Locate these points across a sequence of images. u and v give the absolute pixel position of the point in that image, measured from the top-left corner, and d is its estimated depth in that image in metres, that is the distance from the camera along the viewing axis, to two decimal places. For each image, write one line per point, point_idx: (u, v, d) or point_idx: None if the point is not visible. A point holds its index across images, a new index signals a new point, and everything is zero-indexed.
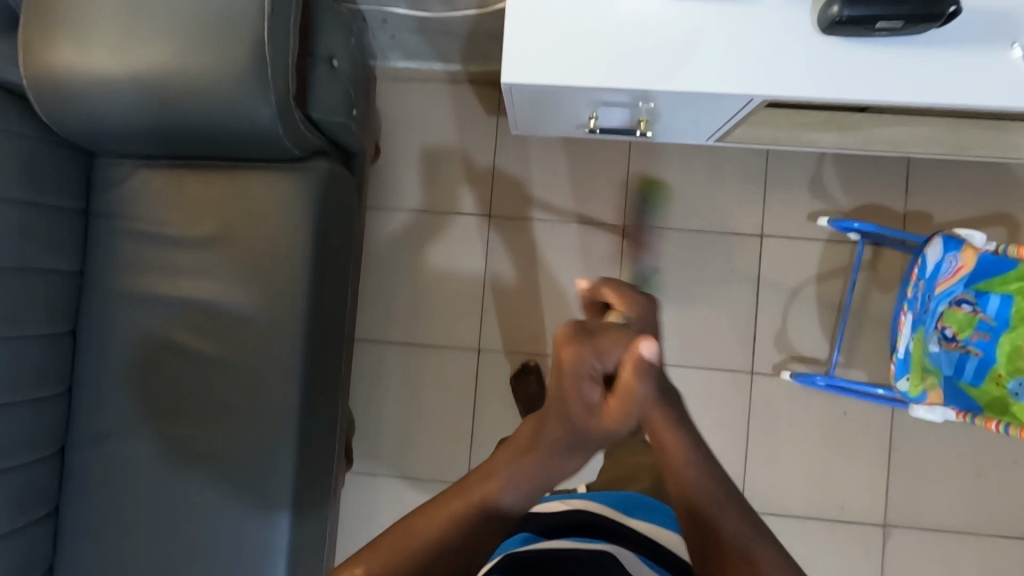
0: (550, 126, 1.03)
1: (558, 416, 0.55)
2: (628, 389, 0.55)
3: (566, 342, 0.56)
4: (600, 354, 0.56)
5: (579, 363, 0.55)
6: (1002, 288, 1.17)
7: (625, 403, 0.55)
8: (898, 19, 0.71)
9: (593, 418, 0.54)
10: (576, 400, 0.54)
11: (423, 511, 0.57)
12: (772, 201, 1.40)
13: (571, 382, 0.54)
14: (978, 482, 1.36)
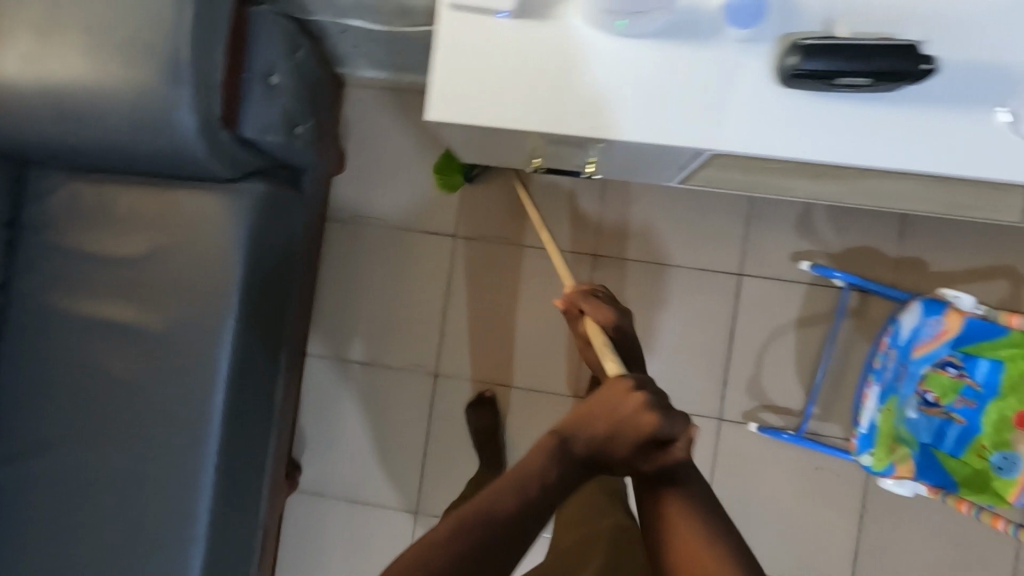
0: (500, 160, 0.97)
1: (608, 450, 0.63)
2: (678, 453, 0.64)
3: (649, 406, 0.61)
4: (674, 424, 0.62)
5: (657, 428, 0.61)
6: (991, 352, 1.07)
7: (667, 461, 0.65)
8: (864, 76, 0.62)
9: (639, 463, 0.64)
10: (631, 449, 0.62)
11: (479, 509, 0.60)
12: (754, 238, 1.31)
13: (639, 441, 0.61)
14: (959, 556, 1.26)
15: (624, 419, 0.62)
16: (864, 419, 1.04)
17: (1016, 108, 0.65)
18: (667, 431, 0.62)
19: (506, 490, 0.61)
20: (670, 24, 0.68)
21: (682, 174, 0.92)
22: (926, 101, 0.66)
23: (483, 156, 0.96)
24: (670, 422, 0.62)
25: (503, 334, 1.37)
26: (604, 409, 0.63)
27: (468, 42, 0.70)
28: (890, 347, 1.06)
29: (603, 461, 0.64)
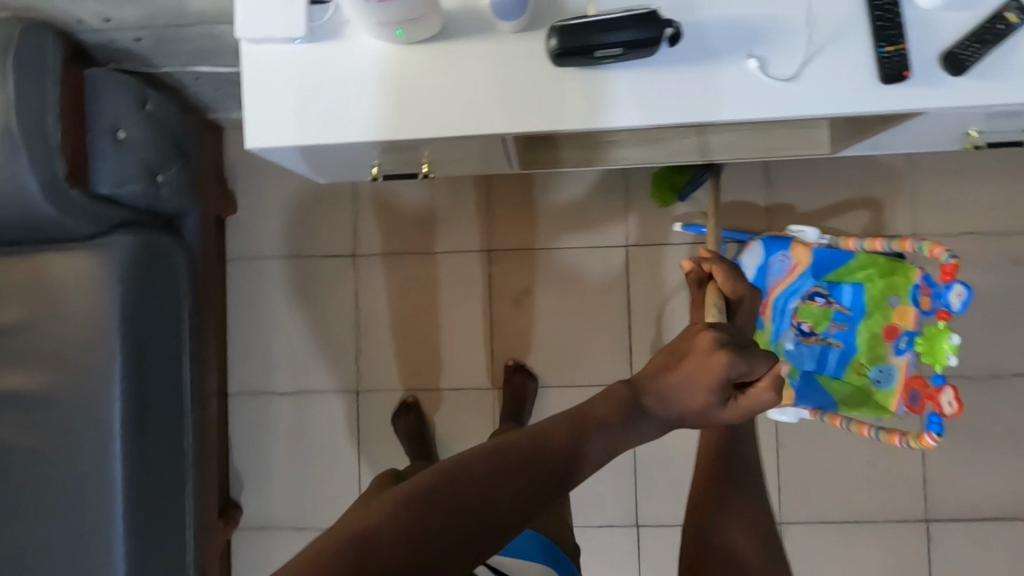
0: (349, 176, 1.01)
1: (686, 398, 0.61)
2: (760, 393, 0.61)
3: (721, 345, 0.61)
4: (751, 363, 0.61)
5: (733, 364, 0.60)
6: (850, 275, 1.13)
7: (753, 408, 0.61)
8: (616, 46, 0.69)
9: (719, 405, 0.61)
10: (711, 392, 0.60)
11: (530, 440, 0.56)
12: (633, 209, 1.37)
13: (718, 380, 0.60)
14: (871, 472, 1.33)
15: (697, 361, 0.61)
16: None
17: (761, 55, 0.73)
18: (743, 370, 0.60)
19: (560, 428, 0.58)
20: (447, 26, 0.75)
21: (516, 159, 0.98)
22: (684, 59, 0.74)
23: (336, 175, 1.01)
24: (746, 360, 0.60)
25: (415, 341, 1.40)
26: (677, 356, 0.63)
27: (271, 73, 0.76)
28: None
29: (682, 412, 0.61)
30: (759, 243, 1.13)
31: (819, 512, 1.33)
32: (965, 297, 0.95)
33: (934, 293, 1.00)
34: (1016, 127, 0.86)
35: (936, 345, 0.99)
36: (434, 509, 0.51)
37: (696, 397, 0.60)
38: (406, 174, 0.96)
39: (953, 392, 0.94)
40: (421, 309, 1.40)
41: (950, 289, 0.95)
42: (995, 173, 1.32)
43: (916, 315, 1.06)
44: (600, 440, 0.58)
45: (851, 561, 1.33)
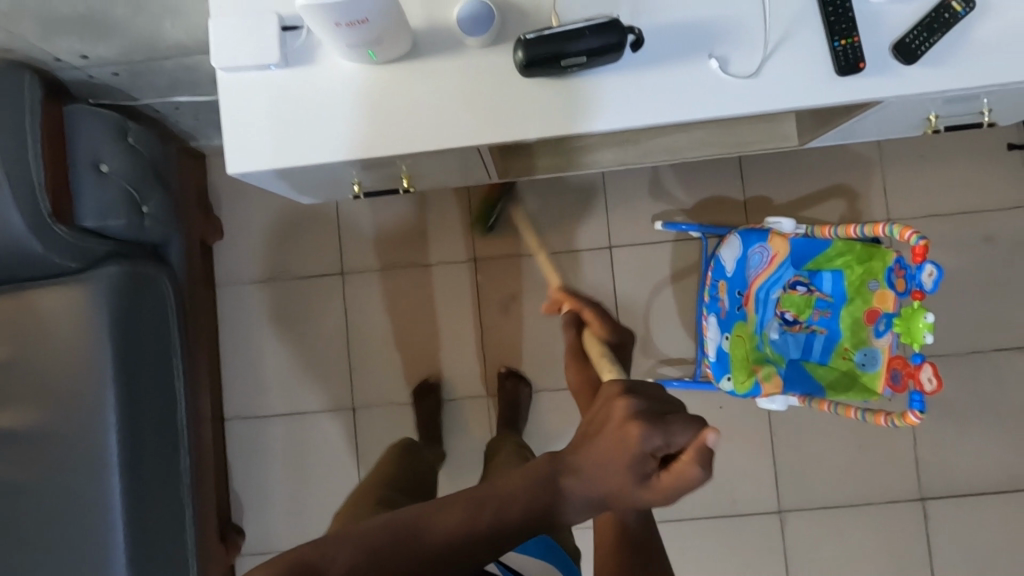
0: (331, 194, 1.03)
1: (602, 476, 0.57)
2: (682, 470, 0.55)
3: (637, 414, 0.58)
4: (670, 436, 0.56)
5: (645, 438, 0.56)
6: (829, 263, 1.15)
7: (680, 487, 0.55)
8: (580, 55, 0.72)
9: (636, 482, 0.56)
10: (626, 467, 0.56)
11: (410, 523, 0.56)
12: (614, 211, 1.40)
13: (634, 452, 0.56)
14: (865, 455, 1.35)
15: (612, 433, 0.58)
16: (709, 347, 1.13)
17: (721, 55, 0.76)
18: (662, 442, 0.56)
19: (444, 512, 0.57)
20: (417, 44, 0.77)
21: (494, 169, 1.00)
22: (648, 62, 0.76)
23: (319, 195, 1.02)
24: (664, 431, 0.56)
25: (407, 354, 1.41)
26: (596, 427, 0.60)
27: (249, 99, 0.78)
28: (722, 284, 1.16)
29: (601, 489, 0.58)
30: (737, 236, 1.15)
31: (817, 497, 1.35)
32: (936, 277, 0.97)
33: (908, 275, 1.02)
34: (971, 110, 0.89)
35: (912, 325, 1.01)
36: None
37: (613, 474, 0.57)
38: (387, 190, 0.97)
39: (931, 368, 0.96)
40: (412, 322, 1.42)
41: (922, 270, 0.97)
42: (962, 155, 1.36)
43: (895, 299, 1.08)
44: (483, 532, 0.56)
45: (851, 544, 1.34)
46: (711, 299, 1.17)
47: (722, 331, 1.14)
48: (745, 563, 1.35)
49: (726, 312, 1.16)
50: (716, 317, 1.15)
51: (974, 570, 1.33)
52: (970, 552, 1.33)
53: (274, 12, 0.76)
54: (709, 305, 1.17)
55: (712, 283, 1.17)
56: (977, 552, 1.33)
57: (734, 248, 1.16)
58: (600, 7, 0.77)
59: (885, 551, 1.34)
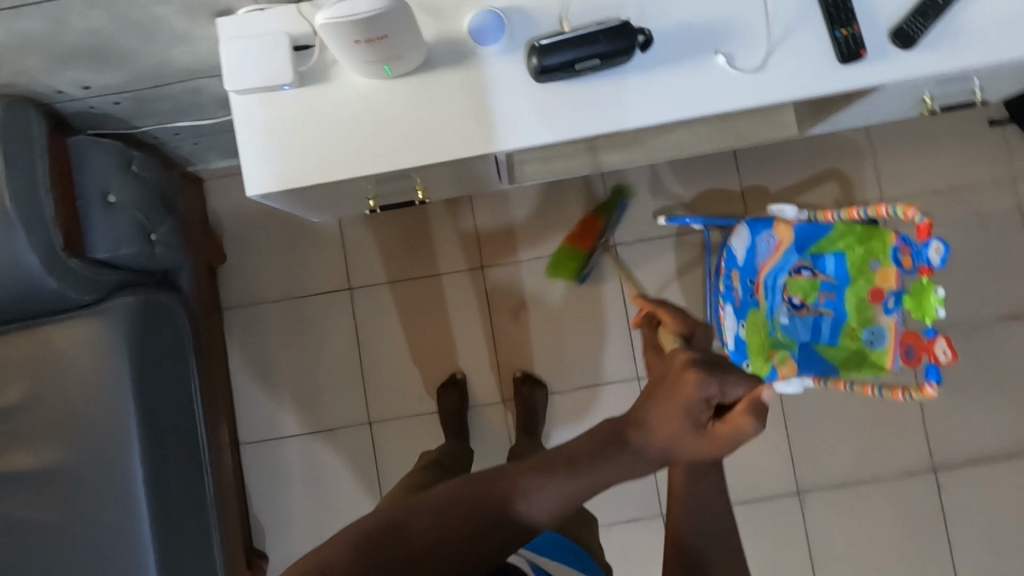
0: (340, 211, 1.02)
1: (664, 426, 0.58)
2: (739, 419, 0.58)
3: (696, 363, 0.60)
4: (727, 386, 0.58)
5: (703, 386, 0.58)
6: (831, 246, 1.18)
7: (734, 436, 0.58)
8: (593, 58, 0.73)
9: (694, 431, 0.58)
10: (684, 416, 0.58)
11: (486, 482, 0.60)
12: (616, 209, 1.42)
13: (694, 398, 0.58)
14: (877, 431, 1.38)
15: (672, 382, 0.59)
16: (727, 336, 1.16)
17: (727, 51, 0.78)
18: (720, 390, 0.58)
19: (505, 480, 0.59)
20: (429, 57, 0.77)
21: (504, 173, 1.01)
22: (658, 62, 0.78)
23: (330, 211, 1.02)
24: (722, 380, 0.58)
25: (420, 365, 1.41)
26: (657, 383, 0.61)
27: (264, 120, 0.78)
28: (734, 272, 1.19)
29: (663, 445, 0.58)
30: (744, 226, 1.17)
31: (834, 476, 1.38)
32: (944, 253, 1.01)
33: (914, 252, 1.06)
34: (963, 90, 0.93)
35: (924, 300, 1.04)
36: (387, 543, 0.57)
37: (674, 424, 0.58)
38: (403, 203, 0.98)
39: (946, 342, 1.00)
40: (423, 332, 1.42)
41: (930, 246, 1.00)
42: (948, 133, 1.40)
43: (898, 275, 1.11)
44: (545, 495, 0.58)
45: (870, 519, 1.37)
46: (726, 288, 1.19)
47: (739, 318, 1.17)
48: (770, 547, 1.37)
49: (740, 299, 1.19)
50: (731, 305, 1.18)
51: (990, 535, 1.37)
52: (984, 517, 1.37)
53: (284, 33, 0.76)
54: (725, 295, 1.19)
55: (726, 272, 1.19)
56: (990, 518, 1.37)
57: (743, 237, 1.18)
58: (607, 10, 0.78)
59: (904, 523, 1.37)
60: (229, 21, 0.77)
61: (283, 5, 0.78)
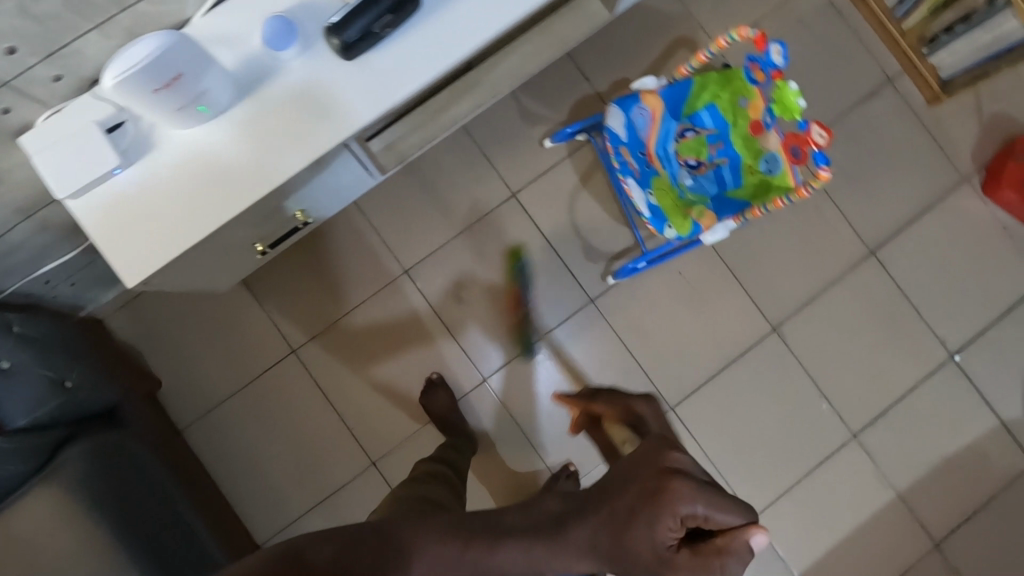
0: (232, 272, 1.00)
1: None
2: None
3: (680, 473, 0.68)
4: (710, 510, 0.66)
5: None
6: (700, 100, 1.24)
7: None
8: (387, 13, 0.75)
9: None
10: None
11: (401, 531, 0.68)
12: (499, 161, 1.43)
13: (668, 516, 0.65)
14: (811, 243, 1.47)
15: (653, 485, 0.67)
16: (641, 207, 1.21)
17: None
18: (699, 512, 0.66)
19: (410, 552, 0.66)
20: (242, 83, 0.77)
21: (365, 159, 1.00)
22: None
23: (221, 277, 0.99)
24: (702, 503, 0.65)
25: (393, 389, 1.40)
26: None
27: (114, 210, 0.76)
28: (623, 149, 1.22)
29: None
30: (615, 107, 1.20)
31: (796, 300, 1.46)
32: (782, 53, 1.10)
33: (763, 63, 1.14)
34: None
35: (786, 99, 1.13)
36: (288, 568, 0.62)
37: None
38: (288, 233, 0.97)
39: (818, 126, 1.07)
40: (382, 356, 1.40)
41: (772, 50, 1.08)
42: None
43: (763, 98, 1.19)
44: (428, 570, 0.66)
45: (843, 320, 1.46)
46: (619, 164, 1.21)
47: (645, 188, 1.23)
48: (774, 387, 1.44)
49: (639, 171, 1.23)
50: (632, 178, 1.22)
51: (943, 283, 1.48)
52: (929, 271, 1.48)
53: (91, 120, 0.74)
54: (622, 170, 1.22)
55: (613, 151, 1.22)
56: (936, 269, 1.48)
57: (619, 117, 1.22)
58: None
59: (870, 309, 1.47)
60: (29, 134, 0.75)
61: (79, 98, 0.76)
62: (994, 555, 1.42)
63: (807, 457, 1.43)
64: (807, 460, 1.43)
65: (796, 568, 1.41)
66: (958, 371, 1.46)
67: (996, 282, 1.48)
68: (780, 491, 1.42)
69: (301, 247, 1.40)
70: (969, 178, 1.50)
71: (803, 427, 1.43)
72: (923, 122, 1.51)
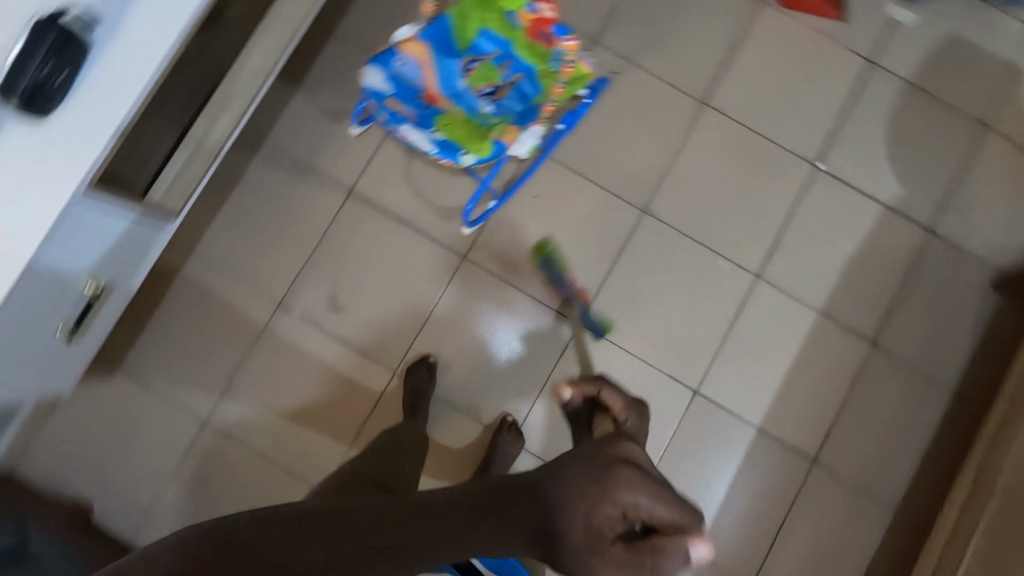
0: (65, 360, 1.01)
1: (571, 515, 0.53)
2: (648, 550, 0.50)
3: (630, 460, 0.55)
4: (649, 499, 0.52)
5: (624, 487, 0.52)
6: (470, 31, 1.19)
7: (631, 566, 0.50)
8: (54, 61, 0.73)
9: (598, 530, 0.52)
10: (594, 511, 0.52)
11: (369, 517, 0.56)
12: (324, 165, 1.43)
13: (606, 504, 0.52)
14: (646, 118, 1.48)
15: (594, 475, 0.54)
16: (426, 145, 1.24)
17: None
18: (643, 503, 0.52)
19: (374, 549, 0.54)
20: None
21: (146, 215, 0.99)
22: (116, 24, 0.80)
23: (53, 368, 1.00)
24: (645, 489, 0.52)
25: (313, 417, 1.39)
26: (582, 460, 0.56)
27: None
28: (391, 100, 1.23)
29: (557, 535, 0.53)
30: (371, 67, 1.17)
31: (654, 177, 1.46)
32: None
33: None
34: None
35: None
36: (210, 559, 0.54)
37: (582, 510, 0.52)
38: (84, 310, 0.97)
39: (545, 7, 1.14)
40: (289, 392, 1.39)
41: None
42: None
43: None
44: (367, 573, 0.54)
45: (705, 175, 1.47)
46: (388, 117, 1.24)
47: (426, 127, 1.24)
48: (666, 264, 1.45)
49: (416, 114, 1.25)
50: (408, 123, 1.25)
51: (781, 103, 1.49)
52: (765, 97, 1.49)
53: None
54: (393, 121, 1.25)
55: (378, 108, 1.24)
56: (770, 93, 1.49)
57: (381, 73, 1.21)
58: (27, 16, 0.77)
59: (725, 155, 1.48)
60: None
61: None
62: (930, 330, 1.44)
63: (723, 314, 1.44)
64: (724, 317, 1.44)
65: (755, 420, 1.42)
66: (828, 178, 1.47)
67: (830, 82, 1.50)
68: (712, 357, 1.43)
69: (173, 323, 1.40)
70: None
71: (709, 288, 1.44)
72: None
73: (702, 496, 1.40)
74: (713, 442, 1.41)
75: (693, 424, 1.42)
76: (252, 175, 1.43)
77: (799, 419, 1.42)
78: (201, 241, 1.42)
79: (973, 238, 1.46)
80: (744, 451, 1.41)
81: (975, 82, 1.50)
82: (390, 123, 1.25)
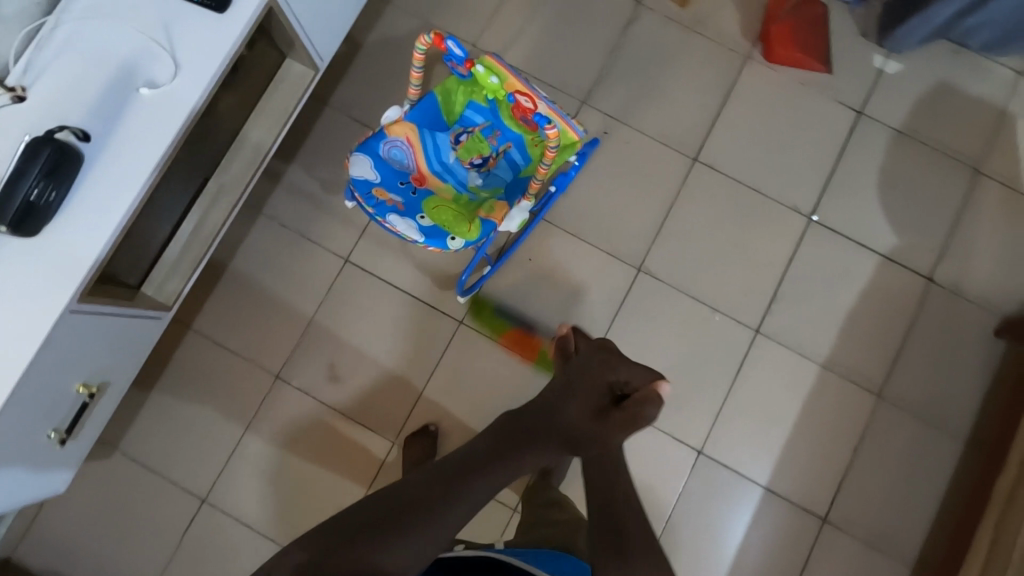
0: (58, 464, 1.01)
1: (580, 391, 0.89)
2: (639, 403, 0.86)
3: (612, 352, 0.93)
4: (631, 376, 0.90)
5: (611, 365, 0.90)
6: (457, 105, 1.25)
7: (630, 414, 0.86)
8: (38, 183, 0.75)
9: (602, 400, 0.89)
10: (598, 389, 0.89)
11: (404, 493, 0.78)
12: (319, 234, 1.44)
13: (603, 377, 0.90)
14: (638, 176, 1.49)
15: (595, 364, 0.91)
16: (414, 235, 1.16)
17: (145, 82, 0.83)
18: (626, 376, 0.90)
19: (387, 525, 0.73)
20: None
21: (140, 312, 0.98)
22: (106, 140, 0.82)
23: (47, 475, 0.99)
24: (629, 371, 0.90)
25: (313, 489, 1.37)
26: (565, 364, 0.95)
27: None
28: (378, 189, 1.18)
29: (576, 408, 0.89)
30: (360, 154, 1.18)
31: (647, 234, 1.47)
32: (460, 44, 1.05)
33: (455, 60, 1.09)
34: None
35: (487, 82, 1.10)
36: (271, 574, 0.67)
37: (588, 394, 0.89)
38: (82, 411, 0.96)
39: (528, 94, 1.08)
40: (288, 465, 1.38)
41: (448, 49, 1.04)
42: None
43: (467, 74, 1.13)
44: (408, 537, 0.73)
45: (698, 231, 1.47)
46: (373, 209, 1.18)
47: (415, 216, 1.18)
48: (663, 320, 1.44)
49: (404, 204, 1.19)
50: (395, 214, 1.17)
51: (772, 156, 1.50)
52: (754, 151, 1.50)
53: None
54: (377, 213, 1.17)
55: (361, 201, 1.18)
56: (760, 147, 1.50)
57: (368, 161, 1.18)
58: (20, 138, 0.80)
59: (718, 208, 1.48)
60: None
61: None
62: (935, 380, 1.41)
63: (723, 371, 1.42)
64: (725, 373, 1.42)
65: (762, 478, 1.39)
66: (822, 229, 1.47)
67: (819, 134, 1.51)
68: (714, 414, 1.41)
69: (173, 398, 1.40)
70: (750, 55, 1.54)
71: (708, 345, 1.43)
72: (686, 25, 1.55)
73: (712, 559, 1.37)
74: (719, 500, 1.39)
75: (699, 483, 1.39)
76: (248, 247, 1.44)
77: (806, 474, 1.39)
78: (199, 314, 1.42)
79: (973, 283, 1.44)
80: (752, 511, 1.38)
81: (963, 126, 1.50)
82: (375, 216, 1.18)
